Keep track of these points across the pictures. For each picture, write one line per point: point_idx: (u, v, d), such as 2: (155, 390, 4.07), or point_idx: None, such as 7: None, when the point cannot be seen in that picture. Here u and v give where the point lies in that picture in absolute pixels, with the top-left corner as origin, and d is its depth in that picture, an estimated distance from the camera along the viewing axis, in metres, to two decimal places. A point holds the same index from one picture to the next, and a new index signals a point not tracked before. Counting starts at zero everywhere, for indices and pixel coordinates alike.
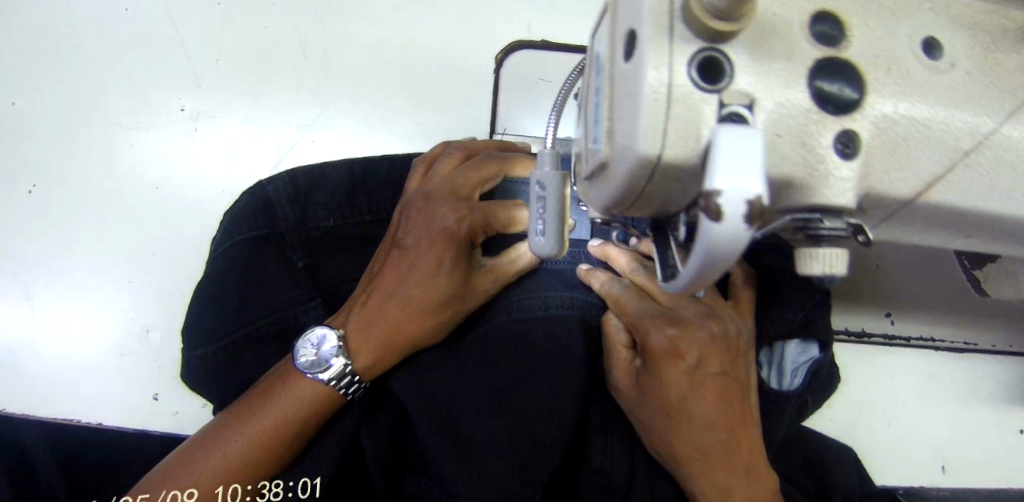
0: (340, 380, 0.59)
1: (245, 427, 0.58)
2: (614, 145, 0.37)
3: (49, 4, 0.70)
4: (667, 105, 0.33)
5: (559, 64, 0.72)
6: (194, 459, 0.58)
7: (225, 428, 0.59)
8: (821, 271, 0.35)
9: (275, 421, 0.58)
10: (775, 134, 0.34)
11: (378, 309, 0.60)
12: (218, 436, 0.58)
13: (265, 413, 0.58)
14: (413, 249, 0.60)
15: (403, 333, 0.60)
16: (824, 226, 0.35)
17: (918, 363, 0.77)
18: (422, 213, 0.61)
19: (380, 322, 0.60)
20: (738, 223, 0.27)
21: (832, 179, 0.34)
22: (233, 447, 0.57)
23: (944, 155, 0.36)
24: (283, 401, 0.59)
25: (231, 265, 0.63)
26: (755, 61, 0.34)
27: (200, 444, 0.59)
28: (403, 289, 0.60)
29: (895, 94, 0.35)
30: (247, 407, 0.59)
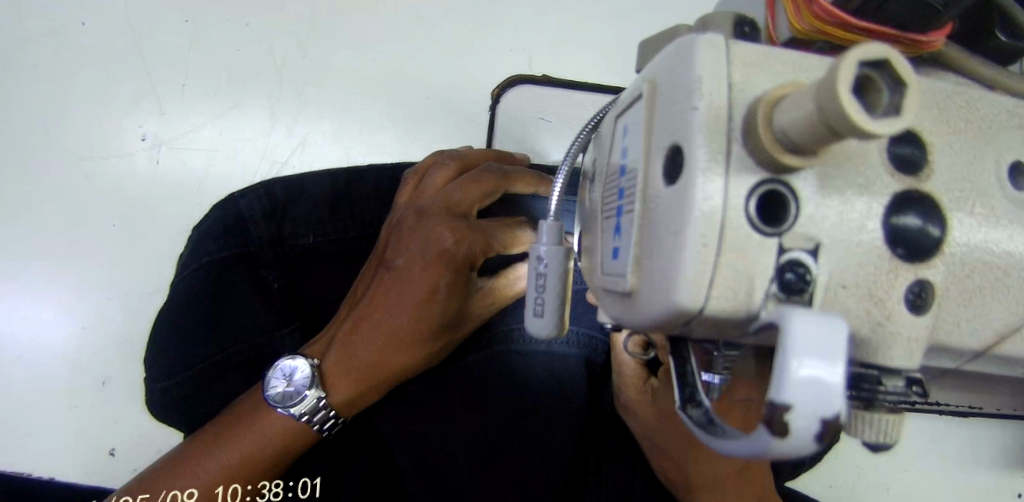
0: (315, 416, 0.52)
1: (204, 466, 0.51)
2: (643, 276, 0.31)
3: None
4: (717, 251, 0.27)
5: (564, 103, 0.65)
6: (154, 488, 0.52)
7: (183, 463, 0.52)
8: (875, 439, 0.29)
9: (252, 447, 0.51)
10: (839, 285, 0.29)
11: (359, 335, 0.52)
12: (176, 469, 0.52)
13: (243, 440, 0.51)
14: (401, 269, 0.52)
15: (388, 364, 0.53)
16: (883, 386, 0.29)
17: (922, 428, 0.74)
18: (416, 227, 0.53)
19: (363, 351, 0.52)
20: (807, 441, 0.22)
21: (900, 337, 0.29)
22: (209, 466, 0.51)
23: (1020, 304, 0.31)
24: (248, 441, 0.51)
25: (199, 288, 0.54)
26: (825, 195, 0.28)
27: (160, 474, 0.52)
28: (390, 321, 0.52)
29: (977, 235, 0.30)
30: (209, 439, 0.52)
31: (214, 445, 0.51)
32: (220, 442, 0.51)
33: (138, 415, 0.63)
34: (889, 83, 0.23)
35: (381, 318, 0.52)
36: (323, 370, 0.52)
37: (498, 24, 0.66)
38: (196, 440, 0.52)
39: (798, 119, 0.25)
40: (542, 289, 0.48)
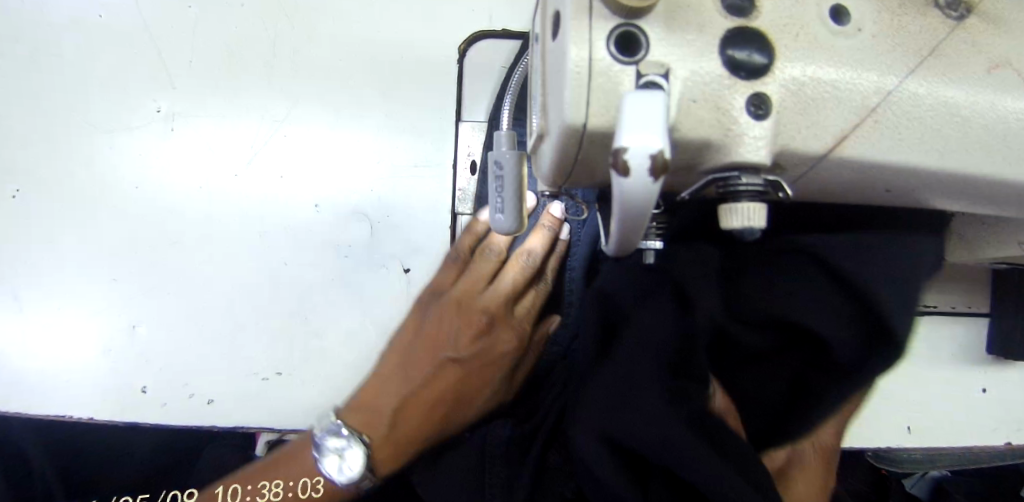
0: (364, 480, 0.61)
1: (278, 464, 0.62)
2: (548, 118, 0.40)
3: (28, 17, 0.72)
4: (588, 77, 0.36)
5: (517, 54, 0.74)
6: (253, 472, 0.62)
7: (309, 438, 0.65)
8: (743, 224, 0.38)
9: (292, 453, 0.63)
10: (690, 100, 0.37)
11: (390, 377, 0.65)
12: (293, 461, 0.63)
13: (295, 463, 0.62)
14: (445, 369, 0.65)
15: (417, 439, 0.63)
16: (741, 182, 0.38)
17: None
18: (476, 330, 0.66)
19: (395, 429, 0.63)
20: (643, 175, 0.30)
21: (746, 138, 0.37)
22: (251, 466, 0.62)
23: (851, 113, 0.39)
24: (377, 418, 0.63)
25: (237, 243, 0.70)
26: (669, 33, 0.37)
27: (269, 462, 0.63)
28: (426, 403, 0.64)
29: (804, 58, 0.38)
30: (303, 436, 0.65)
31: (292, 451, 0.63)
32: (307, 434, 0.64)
33: (165, 352, 0.72)
34: None
35: (426, 377, 0.65)
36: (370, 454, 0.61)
37: None
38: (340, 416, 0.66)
39: None
40: (497, 189, 0.57)
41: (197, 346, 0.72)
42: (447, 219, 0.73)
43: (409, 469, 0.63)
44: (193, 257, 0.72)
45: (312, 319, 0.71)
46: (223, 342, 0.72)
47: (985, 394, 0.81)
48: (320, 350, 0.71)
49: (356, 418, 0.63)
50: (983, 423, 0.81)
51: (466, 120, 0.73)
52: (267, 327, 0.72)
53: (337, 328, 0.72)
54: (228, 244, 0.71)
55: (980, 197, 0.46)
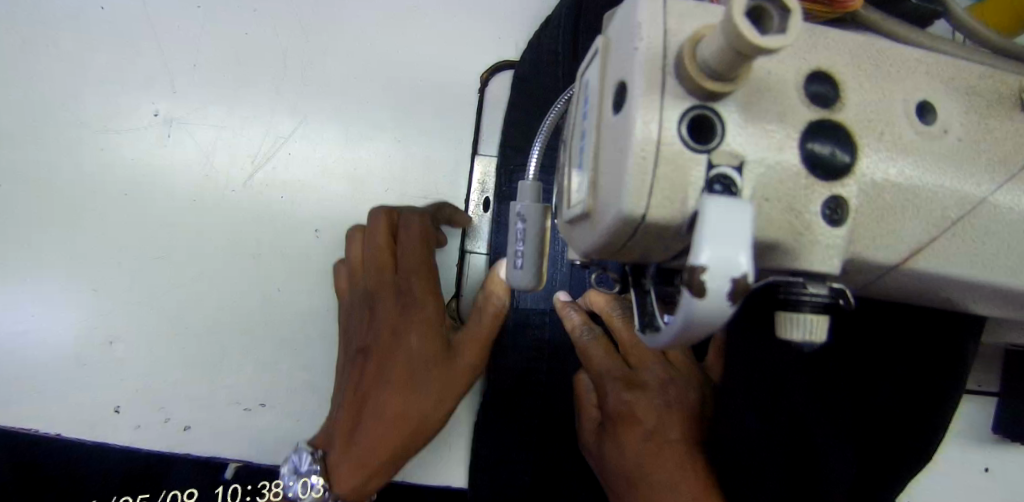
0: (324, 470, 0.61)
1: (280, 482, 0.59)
2: (598, 197, 0.36)
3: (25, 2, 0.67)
4: (654, 164, 0.32)
5: None
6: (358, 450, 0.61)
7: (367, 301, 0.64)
8: (802, 337, 0.34)
9: None
10: (763, 197, 0.33)
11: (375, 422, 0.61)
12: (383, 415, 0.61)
13: None
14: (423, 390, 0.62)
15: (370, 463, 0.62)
16: (806, 290, 0.34)
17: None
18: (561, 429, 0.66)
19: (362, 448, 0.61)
20: (721, 299, 0.27)
21: (819, 245, 0.34)
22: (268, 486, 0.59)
23: (930, 224, 0.35)
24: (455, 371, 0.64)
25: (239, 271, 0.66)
26: (747, 121, 0.33)
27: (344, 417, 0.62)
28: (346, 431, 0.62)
29: (887, 159, 0.35)
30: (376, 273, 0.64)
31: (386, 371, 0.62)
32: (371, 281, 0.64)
33: (143, 373, 0.67)
34: (778, 10, 0.27)
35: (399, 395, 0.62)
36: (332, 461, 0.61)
37: (480, 10, 0.70)
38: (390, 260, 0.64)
39: (713, 46, 0.29)
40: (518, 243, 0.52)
41: (179, 369, 0.67)
42: (456, 255, 0.69)
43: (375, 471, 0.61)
44: (183, 274, 0.67)
45: (303, 349, 0.67)
46: (207, 366, 0.67)
47: (988, 473, 0.79)
48: (310, 382, 0.67)
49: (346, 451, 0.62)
50: None
51: (485, 152, 0.69)
52: (255, 356, 0.67)
53: (331, 361, 0.67)
54: (222, 263, 0.67)
55: None
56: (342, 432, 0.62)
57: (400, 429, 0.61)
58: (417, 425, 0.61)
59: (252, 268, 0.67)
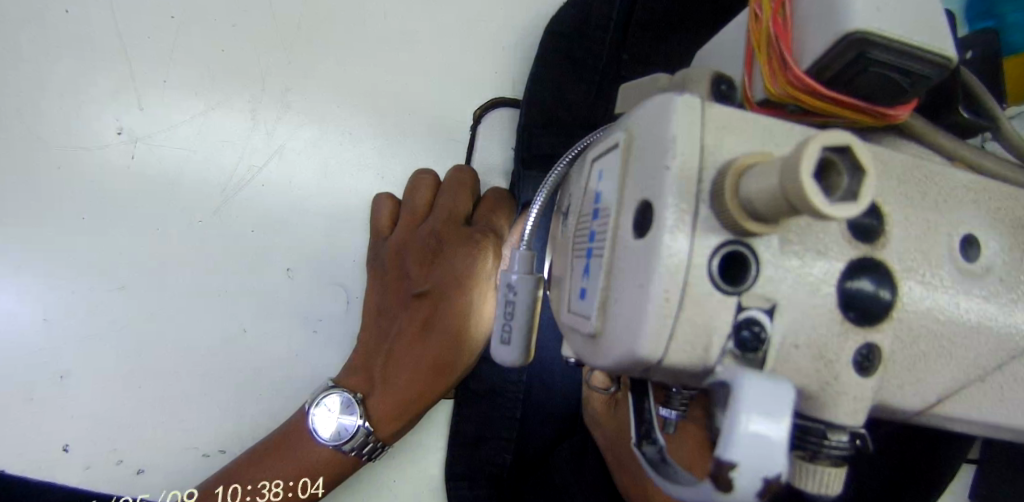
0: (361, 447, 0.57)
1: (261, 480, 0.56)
2: (608, 321, 0.32)
3: None
4: (678, 306, 0.28)
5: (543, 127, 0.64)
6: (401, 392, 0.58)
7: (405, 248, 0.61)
8: (817, 489, 0.31)
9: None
10: (792, 343, 0.30)
11: (399, 372, 0.59)
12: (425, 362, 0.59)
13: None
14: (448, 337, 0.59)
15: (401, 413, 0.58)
16: (827, 439, 0.31)
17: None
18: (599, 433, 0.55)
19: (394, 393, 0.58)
20: (750, 495, 0.24)
21: (847, 396, 0.31)
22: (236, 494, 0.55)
23: (961, 371, 0.33)
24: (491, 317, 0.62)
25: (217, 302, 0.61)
26: (784, 258, 0.30)
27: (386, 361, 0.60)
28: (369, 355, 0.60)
29: (925, 302, 0.32)
30: (415, 219, 0.61)
31: (432, 319, 0.60)
32: (414, 227, 0.61)
33: (95, 414, 0.61)
34: (848, 167, 0.24)
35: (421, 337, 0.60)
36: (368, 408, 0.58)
37: (482, 39, 0.65)
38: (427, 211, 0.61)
39: (764, 189, 0.26)
40: (507, 316, 0.48)
41: (134, 411, 0.62)
42: None
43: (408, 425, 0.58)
44: (141, 309, 0.61)
45: (269, 395, 0.62)
46: (164, 411, 0.62)
47: None
48: None
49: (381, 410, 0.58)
50: None
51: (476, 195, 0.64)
52: (219, 400, 0.62)
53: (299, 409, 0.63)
54: (185, 299, 0.61)
55: None
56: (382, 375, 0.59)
57: (447, 376, 0.59)
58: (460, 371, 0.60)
59: (218, 307, 0.61)
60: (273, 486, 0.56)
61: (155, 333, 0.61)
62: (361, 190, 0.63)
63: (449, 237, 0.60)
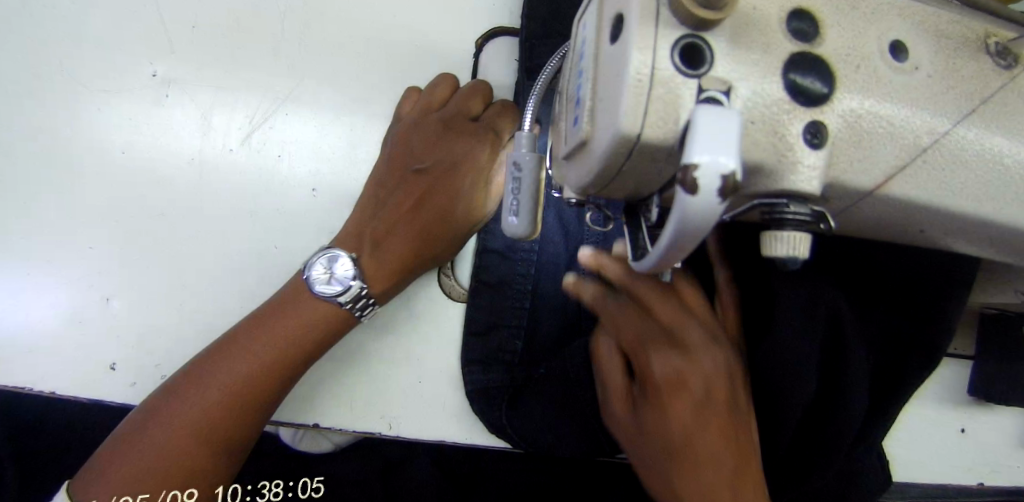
0: (357, 303, 0.63)
1: (232, 369, 0.61)
2: (595, 125, 0.38)
3: None
4: (649, 87, 0.34)
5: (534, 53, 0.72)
6: (390, 252, 0.64)
7: (414, 128, 0.66)
8: (786, 251, 0.36)
9: (212, 404, 0.60)
10: (749, 120, 0.36)
11: (392, 234, 0.65)
12: (413, 230, 0.65)
13: (209, 388, 0.61)
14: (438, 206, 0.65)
15: (393, 277, 0.64)
16: (788, 210, 0.36)
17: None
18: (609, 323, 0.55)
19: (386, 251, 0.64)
20: (712, 196, 0.29)
21: (801, 166, 0.36)
22: (213, 385, 0.61)
23: (903, 152, 0.38)
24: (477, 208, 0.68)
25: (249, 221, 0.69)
26: (734, 49, 0.36)
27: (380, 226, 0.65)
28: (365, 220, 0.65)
29: (863, 91, 0.37)
30: (424, 103, 0.68)
31: (426, 193, 0.66)
32: (422, 110, 0.67)
33: (142, 332, 0.68)
34: None
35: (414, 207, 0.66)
36: (361, 265, 0.64)
37: None
38: (440, 103, 0.68)
39: None
40: (514, 192, 0.54)
41: (178, 327, 0.68)
42: None
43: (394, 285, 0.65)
44: (182, 232, 0.69)
45: None
46: (206, 324, 0.68)
47: (963, 433, 0.83)
48: None
49: (374, 269, 0.64)
50: (959, 462, 0.82)
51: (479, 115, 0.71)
52: None
53: None
54: (222, 223, 0.69)
55: (1011, 244, 0.45)
56: (375, 239, 0.64)
57: (430, 245, 0.65)
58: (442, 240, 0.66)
59: (251, 227, 0.69)
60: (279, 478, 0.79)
61: (196, 254, 0.69)
62: (376, 118, 0.70)
63: (457, 126, 0.67)
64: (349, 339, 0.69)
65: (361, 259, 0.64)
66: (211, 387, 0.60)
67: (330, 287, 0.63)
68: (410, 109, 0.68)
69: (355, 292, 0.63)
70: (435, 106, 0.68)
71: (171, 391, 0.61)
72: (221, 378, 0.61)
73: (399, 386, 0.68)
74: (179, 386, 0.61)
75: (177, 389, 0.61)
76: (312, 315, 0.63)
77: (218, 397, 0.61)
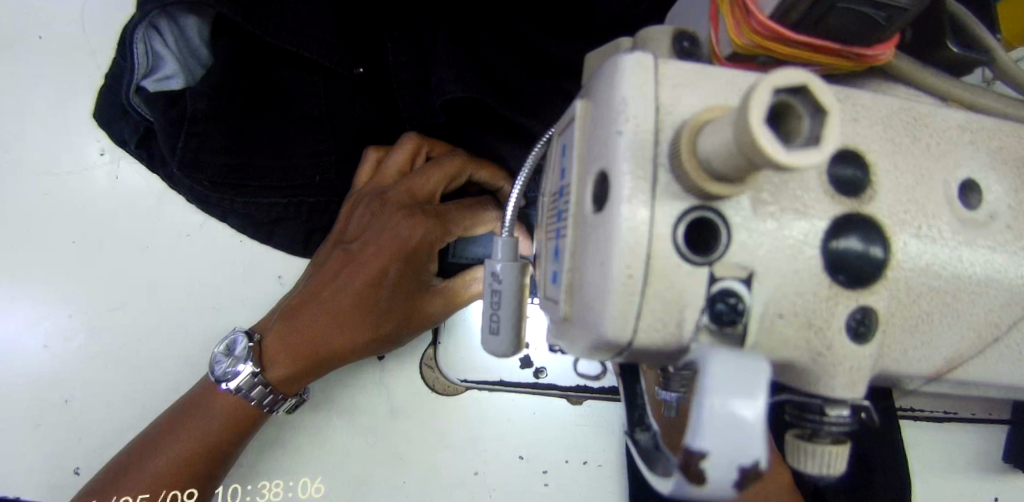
0: (261, 398, 0.56)
1: (196, 421, 0.55)
2: (576, 304, 0.30)
3: None
4: (644, 282, 0.26)
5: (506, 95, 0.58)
6: (295, 335, 0.55)
7: (311, 302, 0.55)
8: (818, 470, 0.28)
9: (179, 452, 0.55)
10: (775, 314, 0.27)
11: (306, 308, 0.55)
12: (323, 332, 0.54)
13: (176, 434, 0.55)
14: (356, 294, 0.53)
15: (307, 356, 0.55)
16: (825, 417, 0.29)
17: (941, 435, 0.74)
18: None
19: (295, 334, 0.55)
20: (726, 487, 0.21)
21: (841, 367, 0.28)
22: (177, 436, 0.55)
23: (969, 332, 0.30)
24: (420, 318, 0.56)
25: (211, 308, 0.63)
26: (758, 219, 0.27)
27: (291, 305, 0.57)
28: (272, 320, 0.58)
29: (923, 259, 0.29)
30: (343, 244, 0.58)
31: (341, 276, 0.55)
32: (378, 182, 0.60)
33: (95, 441, 0.61)
34: (807, 109, 0.21)
35: (327, 295, 0.55)
36: (262, 348, 0.56)
37: None
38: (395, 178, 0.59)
39: (718, 145, 0.23)
40: (494, 307, 0.47)
41: None
42: None
43: (302, 359, 0.55)
44: (132, 325, 0.62)
45: None
46: None
47: None
48: (280, 438, 0.63)
49: (278, 350, 0.55)
50: None
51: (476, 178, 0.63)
52: None
53: (297, 415, 0.63)
54: (180, 314, 0.62)
55: None
56: (286, 315, 0.56)
57: (348, 323, 0.54)
58: (348, 339, 0.55)
59: (211, 318, 0.62)
60: None
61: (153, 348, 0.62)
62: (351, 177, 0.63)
63: (392, 205, 0.56)
64: (324, 441, 0.62)
65: (264, 341, 0.56)
66: (188, 432, 0.55)
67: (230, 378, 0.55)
68: (349, 219, 0.59)
69: (246, 379, 0.55)
70: (367, 197, 0.59)
71: (137, 448, 0.56)
72: (177, 435, 0.55)
73: (382, 490, 0.62)
74: (149, 437, 0.56)
75: (185, 407, 0.57)
76: (274, 358, 0.55)
77: (183, 452, 0.55)
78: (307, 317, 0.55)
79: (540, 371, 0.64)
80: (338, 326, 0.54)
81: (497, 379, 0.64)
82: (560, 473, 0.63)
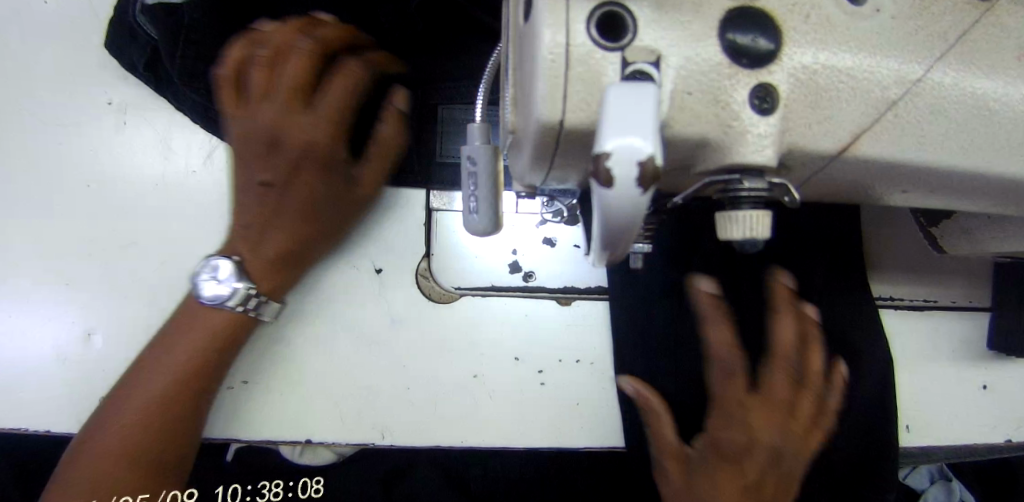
0: (254, 304, 0.61)
1: (169, 358, 0.61)
2: (520, 113, 0.35)
3: None
4: (566, 67, 0.31)
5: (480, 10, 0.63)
6: (263, 256, 0.60)
7: (268, 223, 0.60)
8: (742, 235, 0.33)
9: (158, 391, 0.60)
10: (684, 92, 0.32)
11: (265, 232, 0.60)
12: (287, 250, 0.60)
13: (153, 374, 0.60)
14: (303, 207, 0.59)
15: (275, 270, 0.61)
16: (743, 186, 0.33)
17: (922, 323, 0.77)
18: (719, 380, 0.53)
19: (262, 254, 0.60)
20: (629, 186, 0.25)
21: (748, 137, 0.32)
22: (154, 377, 0.60)
23: (868, 107, 0.34)
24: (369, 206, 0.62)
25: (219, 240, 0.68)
26: (660, 13, 0.32)
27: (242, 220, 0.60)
28: (235, 232, 0.61)
29: (814, 43, 0.33)
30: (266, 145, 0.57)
31: (283, 198, 0.58)
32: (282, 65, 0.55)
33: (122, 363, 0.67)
34: None
35: (278, 214, 0.59)
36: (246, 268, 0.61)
37: None
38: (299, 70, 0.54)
39: None
40: (472, 186, 0.51)
41: None
42: (423, 216, 0.69)
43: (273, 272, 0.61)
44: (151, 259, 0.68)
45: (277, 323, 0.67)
46: None
47: (987, 390, 0.78)
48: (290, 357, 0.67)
49: (255, 267, 0.61)
50: (987, 420, 0.77)
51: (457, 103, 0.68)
52: None
53: (305, 333, 0.67)
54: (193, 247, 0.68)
55: (1001, 192, 0.41)
56: (246, 237, 0.60)
57: (306, 235, 0.60)
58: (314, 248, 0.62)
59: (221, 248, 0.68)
60: (270, 490, 0.80)
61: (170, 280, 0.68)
62: None
63: (291, 114, 0.54)
64: (331, 353, 0.67)
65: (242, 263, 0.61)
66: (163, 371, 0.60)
67: (218, 294, 0.60)
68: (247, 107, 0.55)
69: (240, 294, 0.60)
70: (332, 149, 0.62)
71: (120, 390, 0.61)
72: (152, 375, 0.60)
73: (390, 397, 0.67)
74: (130, 378, 0.61)
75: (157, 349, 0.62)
76: (248, 275, 0.61)
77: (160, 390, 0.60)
78: (271, 238, 0.60)
79: (529, 274, 0.68)
80: (299, 238, 0.60)
81: (489, 284, 0.68)
82: (555, 372, 0.68)
